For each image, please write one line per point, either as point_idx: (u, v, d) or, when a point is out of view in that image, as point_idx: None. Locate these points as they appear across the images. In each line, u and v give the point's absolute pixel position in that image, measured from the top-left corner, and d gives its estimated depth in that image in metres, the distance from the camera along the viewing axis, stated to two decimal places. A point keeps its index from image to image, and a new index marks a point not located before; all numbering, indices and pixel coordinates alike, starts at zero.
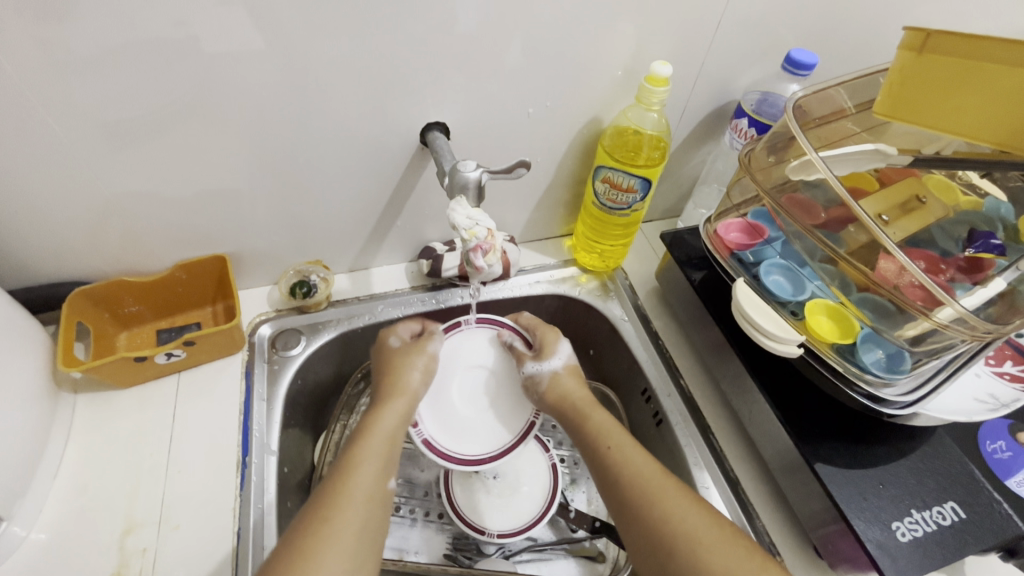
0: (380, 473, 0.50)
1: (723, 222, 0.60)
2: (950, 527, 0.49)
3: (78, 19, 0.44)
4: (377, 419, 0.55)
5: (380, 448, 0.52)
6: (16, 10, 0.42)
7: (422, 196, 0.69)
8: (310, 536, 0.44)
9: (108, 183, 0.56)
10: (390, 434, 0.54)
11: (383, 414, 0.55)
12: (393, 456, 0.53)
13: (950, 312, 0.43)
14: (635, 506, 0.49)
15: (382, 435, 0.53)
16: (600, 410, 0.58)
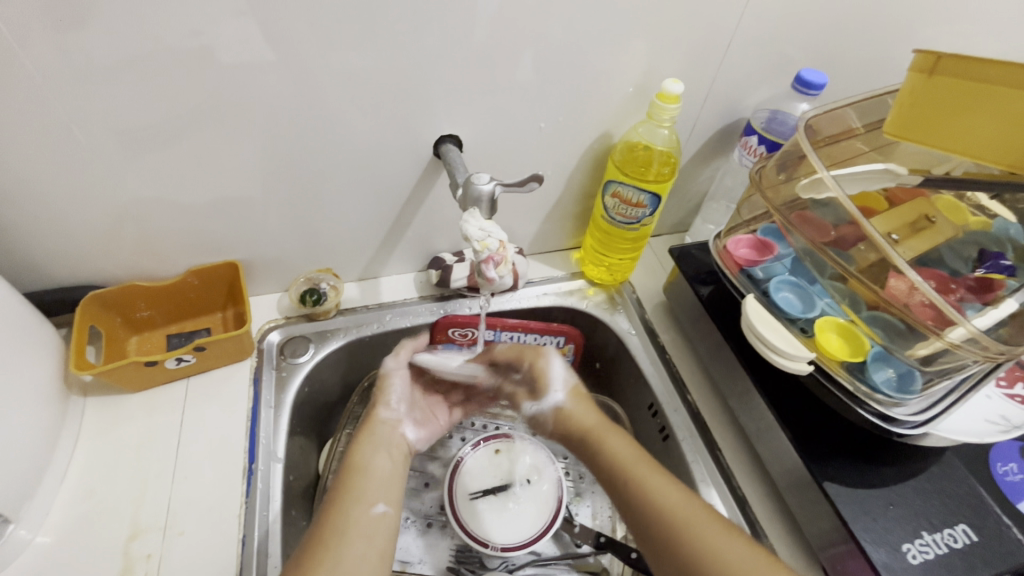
0: (368, 515, 0.49)
1: (732, 237, 0.60)
2: (961, 550, 0.49)
3: (106, 32, 0.45)
4: (360, 455, 0.54)
5: (365, 487, 0.51)
6: (45, 20, 0.43)
7: (433, 207, 0.70)
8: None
9: (127, 189, 0.57)
10: (381, 468, 0.54)
11: (365, 450, 0.55)
12: (388, 491, 0.52)
13: (963, 332, 0.43)
14: (666, 540, 0.48)
15: (370, 472, 0.53)
16: (617, 434, 0.57)
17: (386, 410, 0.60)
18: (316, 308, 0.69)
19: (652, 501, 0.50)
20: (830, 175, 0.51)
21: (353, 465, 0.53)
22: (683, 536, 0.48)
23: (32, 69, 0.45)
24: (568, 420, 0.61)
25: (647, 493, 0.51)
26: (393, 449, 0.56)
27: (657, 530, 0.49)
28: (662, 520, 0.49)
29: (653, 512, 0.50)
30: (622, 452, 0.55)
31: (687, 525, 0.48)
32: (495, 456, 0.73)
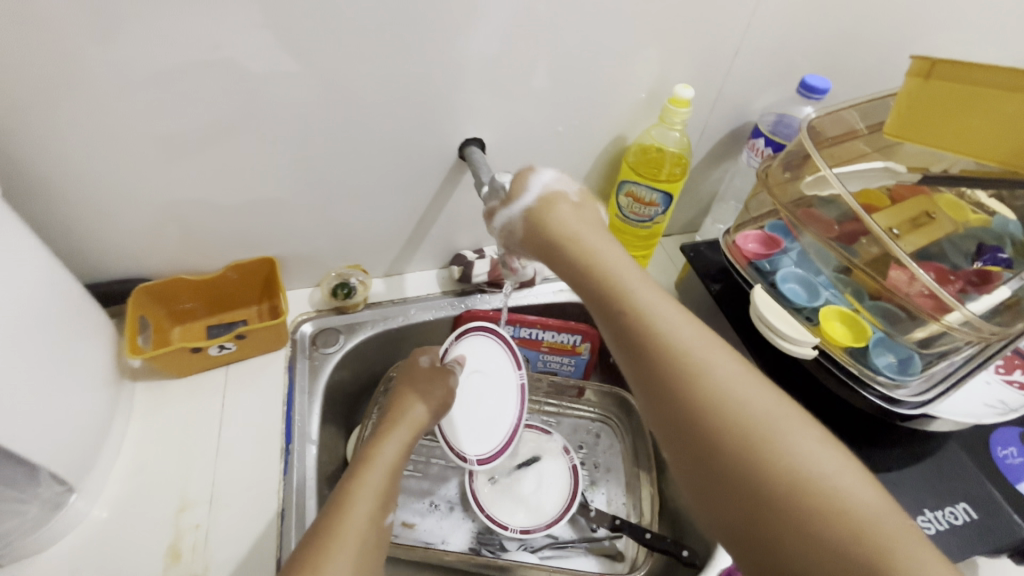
0: (377, 509, 0.49)
1: (741, 232, 0.63)
2: (961, 527, 0.51)
3: (173, 45, 0.50)
4: (378, 448, 0.55)
5: (379, 482, 0.51)
6: (119, 33, 0.48)
7: (456, 206, 0.74)
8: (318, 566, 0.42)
9: (179, 188, 0.61)
10: (390, 464, 0.54)
11: (385, 444, 0.55)
12: (392, 486, 0.53)
13: (958, 316, 0.46)
14: (683, 403, 0.37)
15: (382, 465, 0.53)
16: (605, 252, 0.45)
17: (422, 405, 0.61)
18: (346, 301, 0.74)
19: (699, 393, 0.37)
20: (832, 173, 0.54)
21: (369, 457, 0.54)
22: (745, 439, 0.35)
23: (106, 78, 0.50)
24: (554, 226, 0.48)
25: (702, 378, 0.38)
26: (406, 449, 0.57)
27: (674, 394, 0.38)
28: (714, 413, 0.36)
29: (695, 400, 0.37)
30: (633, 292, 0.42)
31: (755, 420, 0.35)
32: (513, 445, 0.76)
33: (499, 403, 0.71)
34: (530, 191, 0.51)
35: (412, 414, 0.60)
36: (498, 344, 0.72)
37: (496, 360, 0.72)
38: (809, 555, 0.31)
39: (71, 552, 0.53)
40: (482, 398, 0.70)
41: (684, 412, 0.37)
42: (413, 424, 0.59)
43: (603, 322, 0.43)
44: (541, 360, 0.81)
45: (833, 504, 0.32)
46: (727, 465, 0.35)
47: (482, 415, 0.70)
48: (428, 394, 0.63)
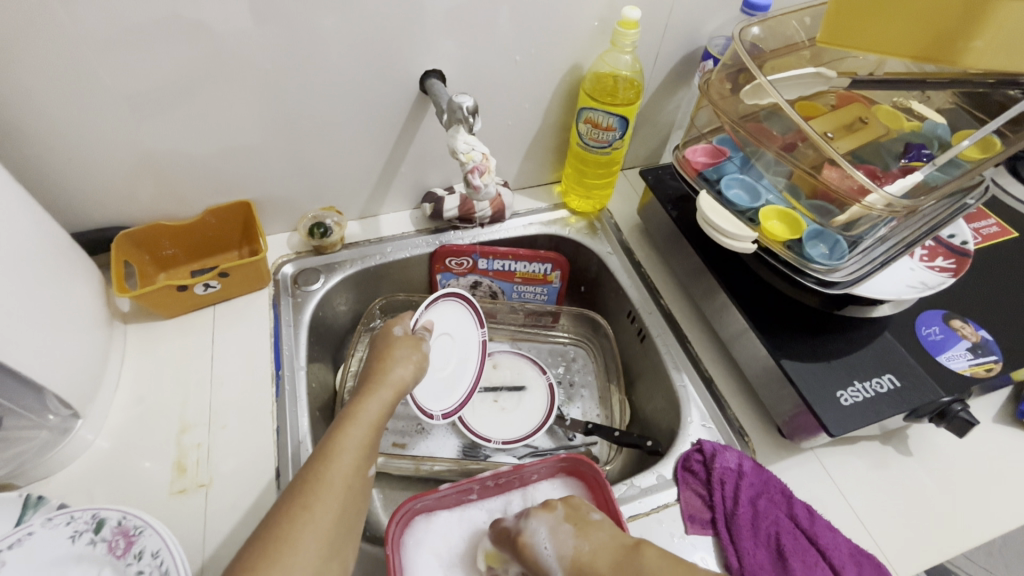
0: (359, 462, 0.49)
1: (690, 148, 0.67)
2: (886, 393, 0.58)
3: None
4: (363, 402, 0.53)
5: (360, 440, 0.50)
6: None
7: (423, 144, 0.76)
8: (298, 514, 0.44)
9: (150, 133, 0.63)
10: (376, 422, 0.52)
11: (368, 402, 0.53)
12: (375, 442, 0.52)
13: (878, 198, 0.51)
14: None
15: (364, 424, 0.51)
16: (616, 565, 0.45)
17: (402, 367, 0.58)
18: (323, 240, 0.76)
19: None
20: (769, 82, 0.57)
21: (353, 411, 0.52)
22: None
23: (66, 20, 0.51)
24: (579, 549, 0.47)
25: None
26: (391, 406, 0.55)
27: None
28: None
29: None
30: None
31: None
32: (493, 370, 0.82)
33: (461, 362, 0.74)
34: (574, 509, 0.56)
35: (396, 376, 0.57)
36: (464, 306, 0.75)
37: (464, 323, 0.75)
38: None
39: (83, 474, 0.57)
40: (448, 361, 0.73)
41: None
42: (398, 383, 0.57)
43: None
44: (516, 292, 0.86)
45: None
46: None
47: (443, 373, 0.73)
48: (406, 358, 0.59)
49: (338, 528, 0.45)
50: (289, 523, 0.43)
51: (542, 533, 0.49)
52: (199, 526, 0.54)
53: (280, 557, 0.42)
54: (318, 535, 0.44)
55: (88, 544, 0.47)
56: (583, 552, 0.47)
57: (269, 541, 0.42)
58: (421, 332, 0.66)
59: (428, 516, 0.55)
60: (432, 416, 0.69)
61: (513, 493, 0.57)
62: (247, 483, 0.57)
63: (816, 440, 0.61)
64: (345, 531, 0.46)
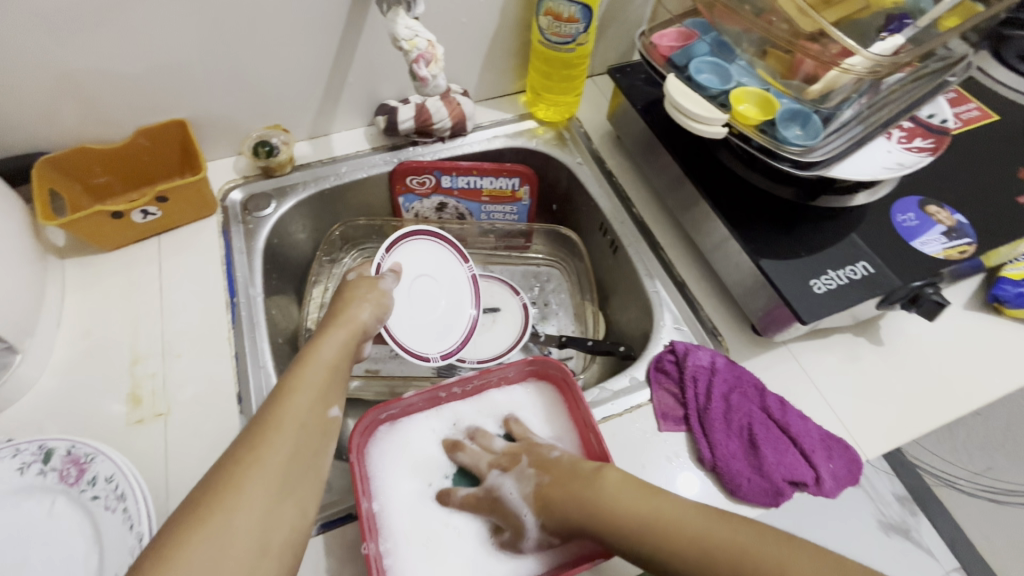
0: (318, 401, 0.44)
1: (658, 33, 0.62)
2: (859, 280, 0.57)
3: None
4: (320, 343, 0.48)
5: (316, 379, 0.45)
6: None
7: (370, 49, 0.69)
8: (244, 457, 0.39)
9: (55, 40, 0.56)
10: (335, 360, 0.48)
11: (325, 341, 0.48)
12: (337, 382, 0.47)
13: (860, 59, 0.47)
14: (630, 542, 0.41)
15: (320, 363, 0.46)
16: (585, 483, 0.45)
17: (365, 309, 0.54)
18: (270, 160, 0.71)
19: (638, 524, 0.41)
20: None
21: (310, 351, 0.48)
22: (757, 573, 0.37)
23: None
24: (547, 479, 0.47)
25: (601, 502, 0.43)
26: (351, 345, 0.50)
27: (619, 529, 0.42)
28: (704, 554, 0.38)
29: (621, 531, 0.42)
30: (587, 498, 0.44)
31: (706, 540, 0.39)
32: None
33: (455, 299, 0.71)
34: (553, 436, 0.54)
35: (354, 315, 0.53)
36: (441, 244, 0.71)
37: (446, 264, 0.72)
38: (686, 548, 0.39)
39: (32, 411, 0.54)
40: (438, 300, 0.70)
41: (622, 542, 0.42)
42: (359, 324, 0.52)
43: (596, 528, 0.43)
44: (484, 212, 0.81)
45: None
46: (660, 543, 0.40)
47: (436, 317, 0.69)
48: (366, 296, 0.56)
49: (293, 470, 0.40)
50: (233, 467, 0.38)
51: (508, 484, 0.49)
52: (160, 454, 0.52)
53: (221, 505, 0.36)
54: (269, 478, 0.38)
55: (38, 474, 0.45)
56: (545, 486, 0.46)
57: (206, 493, 0.37)
58: (385, 274, 0.61)
59: (394, 425, 0.53)
60: (432, 359, 0.66)
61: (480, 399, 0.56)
62: (208, 411, 0.55)
63: (789, 333, 0.60)
64: (302, 471, 0.40)
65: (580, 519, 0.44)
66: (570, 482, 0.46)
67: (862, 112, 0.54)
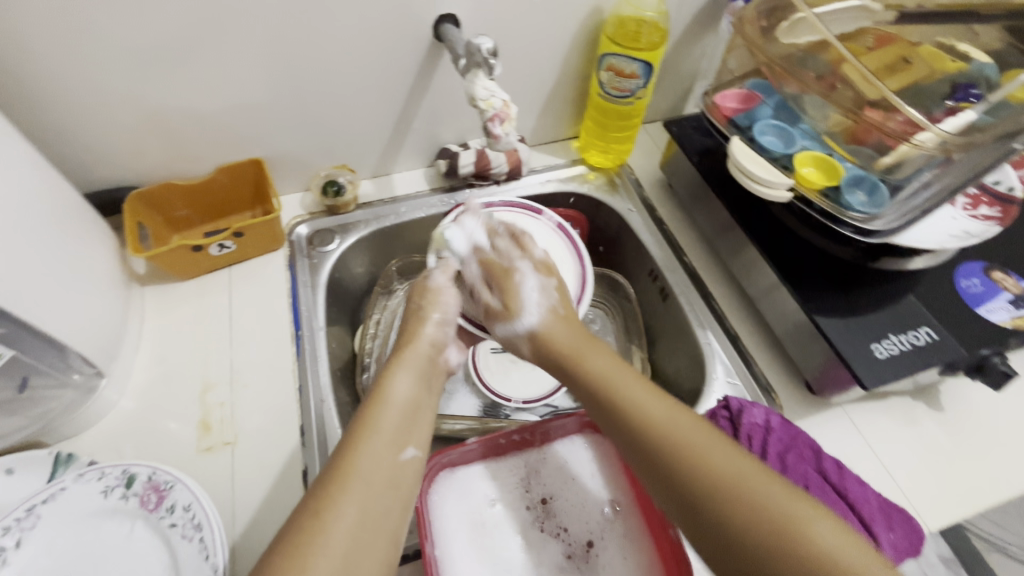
0: (387, 459, 0.44)
1: (720, 93, 0.64)
2: (922, 346, 0.57)
3: None
4: (391, 385, 0.49)
5: (394, 421, 0.47)
6: None
7: (437, 97, 0.73)
8: (327, 500, 0.40)
9: (157, 87, 0.61)
10: (406, 404, 0.49)
11: (395, 381, 0.50)
12: (408, 429, 0.47)
13: (929, 135, 0.48)
14: (656, 455, 0.45)
15: (398, 402, 0.48)
16: (636, 383, 0.49)
17: (431, 327, 0.57)
18: (337, 199, 0.75)
19: (674, 451, 0.44)
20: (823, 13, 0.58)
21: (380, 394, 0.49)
22: (750, 510, 0.40)
23: None
24: (545, 341, 0.55)
25: (637, 407, 0.47)
26: (424, 380, 0.52)
27: (648, 447, 0.45)
28: (710, 480, 0.42)
29: (645, 432, 0.46)
30: (641, 407, 0.47)
31: (719, 473, 0.42)
32: None
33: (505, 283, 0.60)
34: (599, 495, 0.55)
35: (419, 350, 0.54)
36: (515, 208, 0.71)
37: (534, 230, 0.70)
38: (714, 493, 0.41)
39: (111, 432, 0.57)
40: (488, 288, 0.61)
41: (638, 441, 0.46)
42: (429, 356, 0.54)
43: (624, 440, 0.47)
44: None
45: (770, 523, 0.39)
46: (686, 480, 0.43)
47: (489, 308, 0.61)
48: (430, 310, 0.58)
49: (374, 512, 0.41)
50: (314, 517, 0.39)
51: (530, 283, 0.59)
52: (228, 482, 0.55)
53: (309, 548, 0.37)
54: (337, 547, 0.38)
55: (121, 498, 0.48)
56: (553, 319, 0.56)
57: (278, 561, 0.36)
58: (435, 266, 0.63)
59: (450, 472, 0.54)
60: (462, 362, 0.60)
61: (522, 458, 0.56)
62: (272, 441, 0.57)
63: (848, 394, 0.60)
64: (383, 513, 0.42)
65: (615, 414, 0.48)
66: (621, 376, 0.50)
67: (932, 180, 0.55)
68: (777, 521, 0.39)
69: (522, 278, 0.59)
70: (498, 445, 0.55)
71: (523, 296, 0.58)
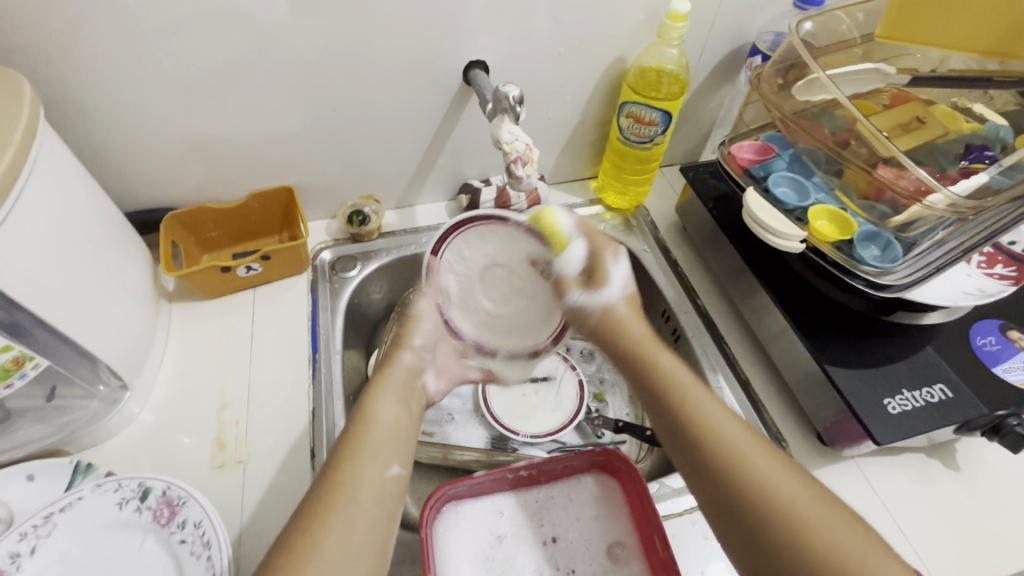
0: (377, 477, 0.45)
1: (736, 143, 0.66)
2: (936, 403, 0.56)
3: None
4: (377, 406, 0.50)
5: (378, 442, 0.47)
6: None
7: (462, 135, 0.77)
8: (318, 523, 0.41)
9: (204, 116, 0.65)
10: (393, 424, 0.50)
11: (380, 402, 0.51)
12: (396, 447, 0.48)
13: (940, 198, 0.50)
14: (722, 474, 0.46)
15: (382, 425, 0.49)
16: (700, 394, 0.51)
17: (408, 353, 0.56)
18: (361, 228, 0.78)
19: (738, 471, 0.46)
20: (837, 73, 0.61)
21: (365, 414, 0.50)
22: (813, 542, 0.42)
23: (139, 13, 0.54)
24: (616, 324, 0.58)
25: (712, 435, 0.48)
26: (405, 402, 0.53)
27: (714, 465, 0.47)
28: (777, 510, 0.43)
29: (718, 462, 0.47)
30: (709, 421, 0.49)
31: (785, 502, 0.44)
32: None
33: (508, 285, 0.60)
34: (605, 537, 0.54)
35: (401, 371, 0.55)
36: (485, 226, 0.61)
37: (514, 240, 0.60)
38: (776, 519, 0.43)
39: (129, 445, 0.59)
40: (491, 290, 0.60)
41: (708, 471, 0.47)
42: (407, 379, 0.55)
43: (691, 460, 0.49)
44: None
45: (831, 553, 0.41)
46: (746, 504, 0.44)
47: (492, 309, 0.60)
48: (409, 339, 0.57)
49: (359, 534, 0.42)
50: (301, 540, 0.40)
51: (619, 265, 0.61)
52: (237, 500, 0.56)
53: (300, 571, 0.38)
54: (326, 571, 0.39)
55: (134, 511, 0.49)
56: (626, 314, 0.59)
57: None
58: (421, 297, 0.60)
59: (456, 505, 0.54)
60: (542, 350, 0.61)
61: (528, 493, 0.56)
62: (283, 462, 0.58)
63: (860, 448, 0.59)
64: (365, 531, 0.42)
65: (682, 426, 0.50)
66: (688, 391, 0.52)
67: (943, 239, 0.57)
68: (838, 552, 0.41)
69: (615, 253, 0.60)
70: (504, 480, 0.55)
71: (613, 274, 0.60)
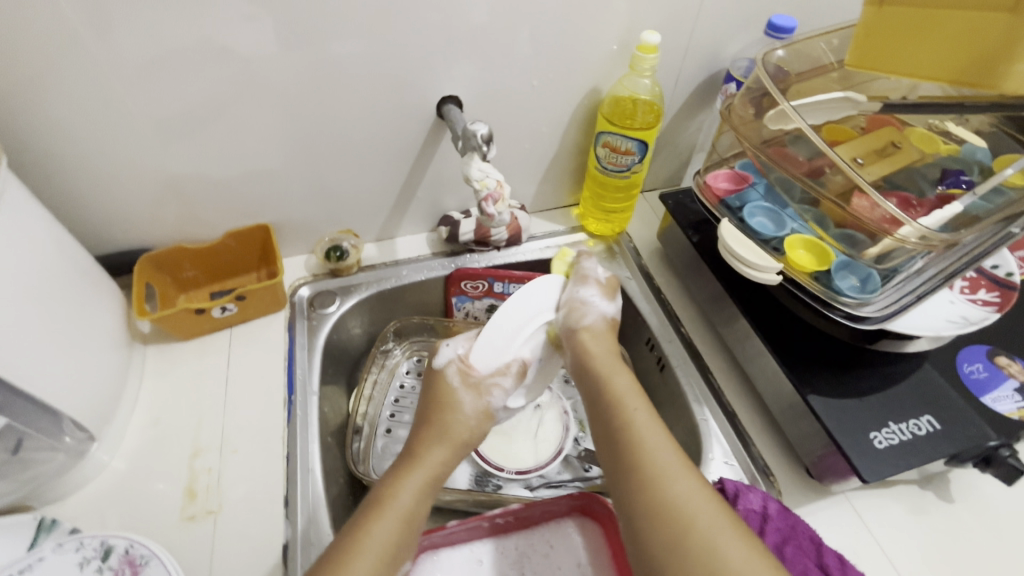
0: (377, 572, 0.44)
1: (712, 173, 0.67)
2: (924, 436, 0.54)
3: (161, 27, 0.54)
4: (397, 491, 0.49)
5: (382, 539, 0.46)
6: (112, 21, 0.52)
7: (439, 168, 0.76)
8: None
9: (176, 159, 0.65)
10: (408, 510, 0.48)
11: (400, 488, 0.49)
12: (406, 539, 0.48)
13: (911, 230, 0.49)
14: (664, 528, 0.44)
15: (393, 514, 0.48)
16: (664, 449, 0.49)
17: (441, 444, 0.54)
18: (339, 263, 0.77)
19: (683, 527, 0.44)
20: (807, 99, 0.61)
21: (383, 499, 0.49)
22: None
23: (106, 62, 0.55)
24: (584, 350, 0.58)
25: (637, 447, 0.49)
26: (430, 488, 0.51)
27: (656, 517, 0.45)
28: (669, 515, 0.44)
29: (661, 513, 0.45)
30: (662, 470, 0.47)
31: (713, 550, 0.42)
32: None
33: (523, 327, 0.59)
34: None
35: (433, 457, 0.53)
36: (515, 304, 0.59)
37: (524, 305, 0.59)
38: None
39: (97, 498, 0.57)
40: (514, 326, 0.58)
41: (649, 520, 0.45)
42: (442, 462, 0.53)
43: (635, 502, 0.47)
44: None
45: None
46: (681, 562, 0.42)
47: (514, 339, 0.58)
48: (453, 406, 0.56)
49: None
50: None
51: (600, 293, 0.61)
52: (206, 554, 0.54)
53: None
54: None
55: (96, 571, 0.47)
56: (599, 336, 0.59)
57: None
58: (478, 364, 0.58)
59: (433, 554, 0.53)
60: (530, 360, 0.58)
61: (504, 540, 0.55)
62: (255, 511, 0.57)
63: (848, 483, 0.57)
64: None
65: (632, 468, 0.48)
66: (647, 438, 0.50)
67: (923, 268, 0.56)
68: None
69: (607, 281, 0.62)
70: (480, 528, 0.54)
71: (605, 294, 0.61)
